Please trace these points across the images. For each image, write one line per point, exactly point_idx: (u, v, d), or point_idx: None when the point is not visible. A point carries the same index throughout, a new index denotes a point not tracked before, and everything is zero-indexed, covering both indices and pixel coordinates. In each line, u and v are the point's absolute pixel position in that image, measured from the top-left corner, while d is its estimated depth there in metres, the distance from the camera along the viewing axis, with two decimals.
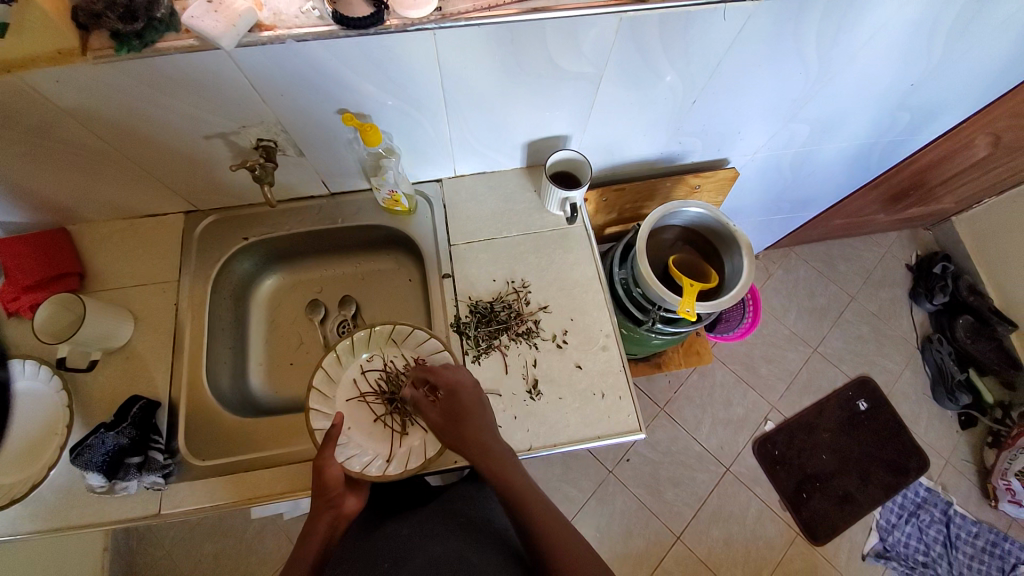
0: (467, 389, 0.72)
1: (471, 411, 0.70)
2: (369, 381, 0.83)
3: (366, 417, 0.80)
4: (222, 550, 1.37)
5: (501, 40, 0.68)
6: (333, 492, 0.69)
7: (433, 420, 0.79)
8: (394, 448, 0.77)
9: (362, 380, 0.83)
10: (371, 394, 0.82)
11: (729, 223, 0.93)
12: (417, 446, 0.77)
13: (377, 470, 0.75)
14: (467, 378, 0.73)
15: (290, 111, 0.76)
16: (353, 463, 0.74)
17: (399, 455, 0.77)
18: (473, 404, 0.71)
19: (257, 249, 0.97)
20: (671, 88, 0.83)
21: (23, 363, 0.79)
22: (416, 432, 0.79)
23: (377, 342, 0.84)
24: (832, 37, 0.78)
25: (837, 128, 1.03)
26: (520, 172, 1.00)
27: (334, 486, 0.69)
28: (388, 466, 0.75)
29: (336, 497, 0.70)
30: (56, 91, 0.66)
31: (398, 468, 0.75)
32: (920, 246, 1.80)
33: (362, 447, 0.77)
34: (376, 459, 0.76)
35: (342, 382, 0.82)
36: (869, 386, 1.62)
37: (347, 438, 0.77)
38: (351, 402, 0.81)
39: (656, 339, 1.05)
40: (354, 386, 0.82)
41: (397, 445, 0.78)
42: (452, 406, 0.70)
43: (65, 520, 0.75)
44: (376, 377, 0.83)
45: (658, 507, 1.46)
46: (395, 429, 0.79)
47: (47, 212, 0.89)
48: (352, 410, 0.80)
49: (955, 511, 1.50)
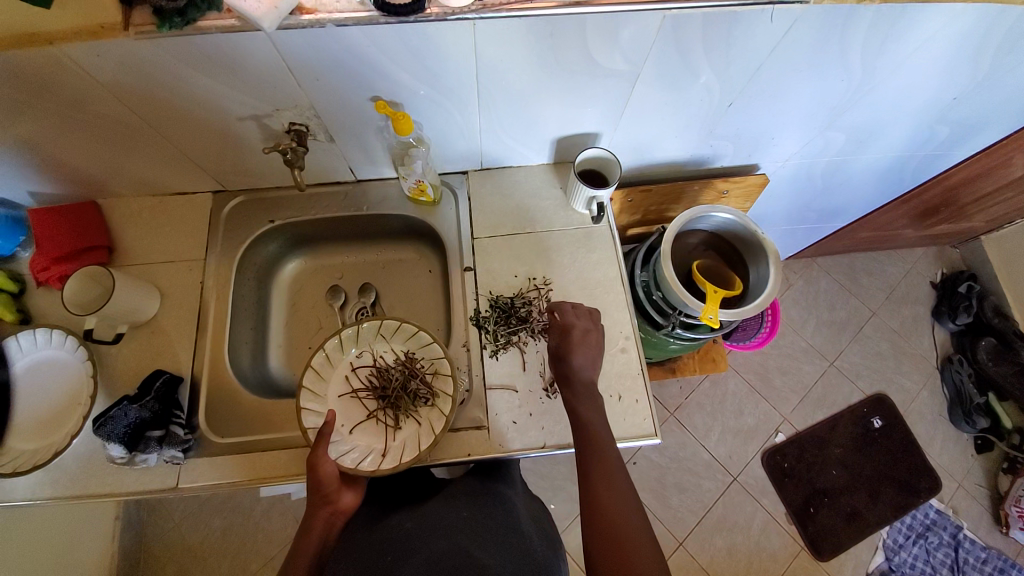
0: (578, 330, 0.78)
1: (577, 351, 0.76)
2: (360, 377, 0.83)
3: (358, 413, 0.81)
4: (229, 526, 1.40)
5: (540, 33, 0.67)
6: (328, 488, 0.71)
7: (425, 413, 0.79)
8: (388, 441, 0.78)
9: (353, 376, 0.83)
10: (363, 390, 0.82)
11: (757, 231, 0.91)
12: (410, 438, 0.77)
13: (371, 464, 0.75)
14: (581, 321, 0.79)
15: (324, 95, 0.75)
16: (345, 459, 0.75)
17: (393, 448, 0.77)
18: (581, 344, 0.76)
19: (283, 231, 0.98)
20: (706, 89, 0.81)
21: (48, 331, 0.80)
22: (409, 425, 0.79)
23: (366, 338, 0.85)
24: (878, 46, 0.75)
25: (873, 139, 1.00)
26: (546, 168, 0.99)
27: (328, 483, 0.71)
28: (383, 460, 0.75)
29: (332, 493, 0.71)
30: (97, 65, 0.66)
31: (392, 460, 0.75)
32: (946, 264, 1.76)
33: (354, 443, 0.78)
34: (369, 454, 0.77)
35: (333, 378, 0.82)
36: (886, 404, 1.59)
37: (340, 436, 0.78)
38: (343, 398, 0.81)
39: (674, 344, 1.04)
40: (345, 382, 0.82)
41: (391, 439, 0.78)
42: (563, 341, 0.77)
43: (84, 488, 0.76)
44: (366, 373, 0.84)
45: (662, 512, 1.45)
46: (388, 424, 0.80)
47: (79, 185, 0.90)
48: (344, 406, 0.81)
49: (965, 535, 1.47)
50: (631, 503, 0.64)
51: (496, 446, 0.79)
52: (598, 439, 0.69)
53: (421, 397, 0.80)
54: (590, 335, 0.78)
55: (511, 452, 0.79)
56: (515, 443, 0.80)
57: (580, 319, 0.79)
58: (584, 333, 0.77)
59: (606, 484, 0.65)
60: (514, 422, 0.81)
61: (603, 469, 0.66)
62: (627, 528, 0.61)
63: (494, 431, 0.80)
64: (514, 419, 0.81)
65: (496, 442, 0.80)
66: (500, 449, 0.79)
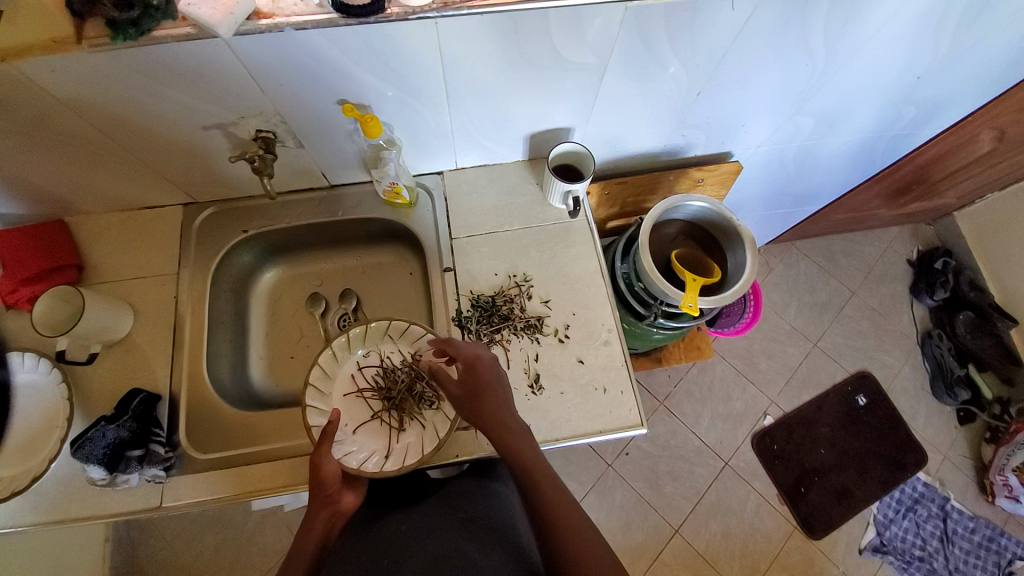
0: (487, 362, 0.72)
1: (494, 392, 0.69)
2: (366, 376, 0.82)
3: (363, 413, 0.80)
4: (223, 541, 1.38)
5: (503, 29, 0.67)
6: (331, 488, 0.69)
7: (430, 415, 0.79)
8: (392, 444, 0.77)
9: (359, 375, 0.82)
10: (368, 390, 0.81)
11: (732, 218, 0.92)
12: (413, 442, 0.77)
13: (373, 466, 0.75)
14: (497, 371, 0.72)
15: (290, 100, 0.74)
16: (350, 459, 0.74)
17: (397, 450, 0.77)
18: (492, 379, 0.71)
19: (256, 242, 0.96)
20: (675, 79, 0.82)
21: (20, 355, 0.78)
22: (414, 428, 0.79)
23: (373, 338, 0.84)
24: (839, 29, 0.76)
25: (842, 121, 1.02)
26: (521, 165, 0.99)
27: (331, 482, 0.69)
28: (386, 462, 0.75)
29: (334, 494, 0.69)
30: (52, 80, 0.65)
31: (395, 464, 0.75)
32: (921, 241, 1.80)
33: (359, 443, 0.77)
34: (374, 455, 0.76)
35: (339, 378, 0.81)
36: (869, 381, 1.62)
37: (344, 435, 0.77)
38: (348, 398, 0.80)
39: (658, 333, 1.05)
40: (351, 382, 0.81)
41: (394, 441, 0.78)
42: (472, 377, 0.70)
43: (65, 512, 0.75)
44: (372, 373, 0.83)
45: (657, 500, 1.47)
46: (392, 425, 0.79)
47: (44, 204, 0.88)
48: (349, 406, 0.80)
49: (952, 506, 1.50)
50: (578, 510, 0.64)
51: (486, 445, 0.79)
52: (531, 460, 0.65)
53: (427, 400, 0.80)
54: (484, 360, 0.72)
55: (499, 450, 0.79)
56: None
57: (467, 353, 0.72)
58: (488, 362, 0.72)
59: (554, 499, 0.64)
60: None
61: (547, 485, 0.64)
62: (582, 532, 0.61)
63: (482, 430, 0.80)
64: None
65: (485, 441, 0.79)
66: (487, 449, 0.79)
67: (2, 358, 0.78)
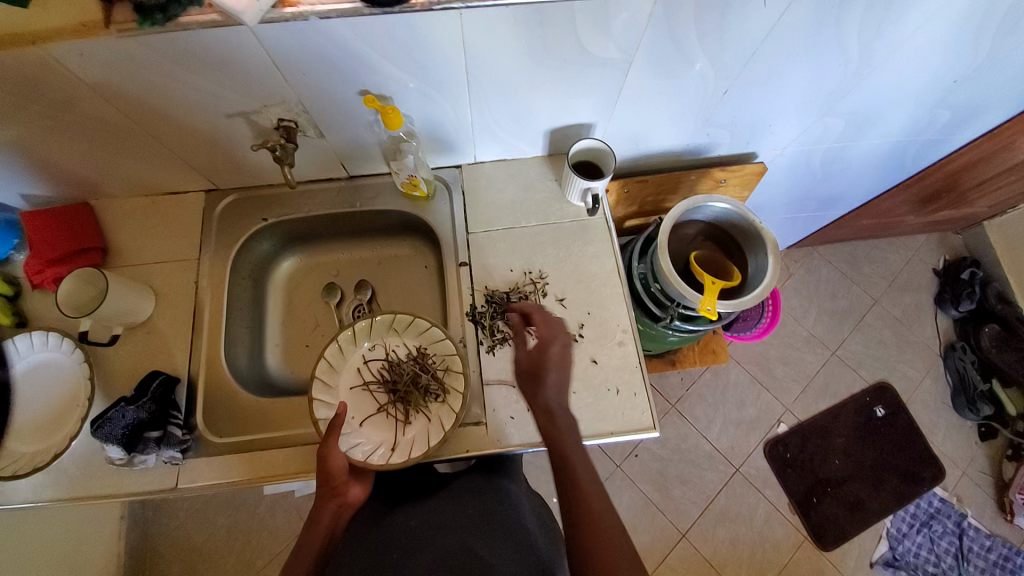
0: (557, 349, 0.75)
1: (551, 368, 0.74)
2: (371, 370, 0.82)
3: (369, 406, 0.80)
4: (234, 525, 1.40)
5: (530, 21, 0.66)
6: (337, 480, 0.69)
7: (435, 408, 0.79)
8: (398, 436, 0.78)
9: (364, 369, 0.82)
10: (374, 383, 0.81)
11: (755, 220, 0.90)
12: (419, 434, 0.77)
13: (381, 458, 0.75)
14: (559, 333, 0.77)
15: (312, 91, 0.75)
16: (356, 451, 0.74)
17: (402, 443, 0.77)
18: (559, 366, 0.74)
19: (273, 231, 0.97)
20: (701, 76, 0.80)
21: (45, 335, 0.80)
22: (419, 421, 0.79)
23: (378, 332, 0.84)
24: (875, 28, 0.74)
25: (873, 124, 0.99)
26: (541, 161, 0.98)
27: (338, 475, 0.68)
28: (392, 454, 0.75)
29: (341, 485, 0.69)
30: (82, 65, 0.66)
31: (401, 456, 0.75)
32: (948, 251, 1.75)
33: (365, 436, 0.77)
34: (379, 447, 0.76)
35: (345, 370, 0.81)
36: (888, 392, 1.59)
37: (350, 428, 0.77)
38: (354, 391, 0.81)
39: (673, 336, 1.04)
40: (357, 374, 0.82)
41: (401, 434, 0.78)
42: (537, 357, 0.75)
43: (84, 490, 0.76)
44: (378, 366, 0.83)
45: (664, 503, 1.45)
46: (398, 418, 0.79)
47: (72, 186, 0.90)
48: (356, 399, 0.80)
49: (969, 523, 1.46)
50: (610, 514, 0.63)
51: (495, 442, 0.79)
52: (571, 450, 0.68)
53: (431, 392, 0.80)
54: (565, 354, 0.76)
55: (509, 447, 0.79)
56: (513, 439, 0.79)
57: (557, 336, 0.77)
58: (562, 352, 0.75)
59: (587, 487, 0.65)
60: (512, 417, 0.80)
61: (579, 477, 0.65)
62: (605, 522, 0.62)
63: (493, 426, 0.80)
64: (511, 414, 0.80)
65: (494, 438, 0.79)
66: (499, 445, 0.79)
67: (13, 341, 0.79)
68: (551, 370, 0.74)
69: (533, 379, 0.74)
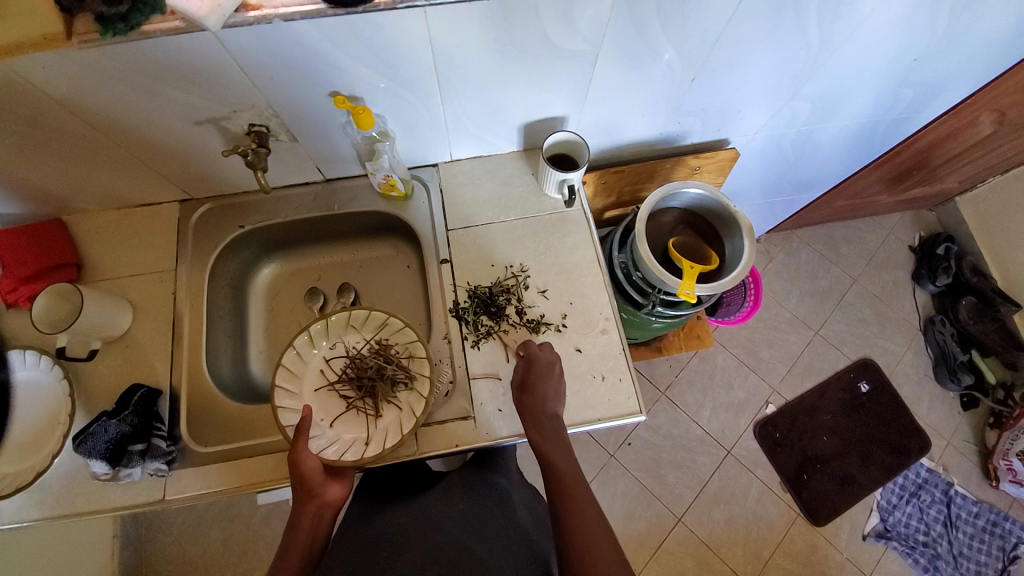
0: (543, 359, 0.78)
1: (539, 383, 0.76)
2: (334, 369, 0.82)
3: (338, 406, 0.80)
4: (230, 537, 1.39)
5: (494, 17, 0.67)
6: (313, 482, 0.68)
7: (405, 396, 0.79)
8: (370, 429, 0.77)
9: (327, 369, 0.82)
10: (339, 381, 0.81)
11: (729, 205, 0.92)
12: (392, 424, 0.77)
13: (355, 454, 0.74)
14: (546, 351, 0.79)
15: (284, 94, 0.75)
16: (327, 452, 0.73)
17: (376, 436, 0.76)
18: (544, 377, 0.76)
19: (254, 237, 0.96)
20: (669, 65, 0.81)
21: (22, 353, 0.79)
22: (390, 411, 0.78)
23: (336, 330, 0.83)
24: (833, 11, 0.76)
25: (840, 106, 1.01)
26: (517, 155, 0.99)
27: (312, 477, 0.68)
28: (366, 448, 0.75)
29: (318, 487, 0.68)
30: (44, 77, 0.65)
31: (375, 448, 0.75)
32: (923, 227, 1.79)
33: (336, 435, 0.77)
34: (353, 444, 0.76)
35: (307, 374, 0.81)
36: (871, 367, 1.62)
37: (320, 430, 0.77)
38: (320, 392, 0.80)
39: (657, 322, 1.05)
40: (320, 376, 0.81)
41: (373, 427, 0.78)
42: (525, 373, 0.78)
43: (71, 507, 0.76)
44: (341, 364, 0.82)
45: (660, 489, 1.47)
46: (368, 412, 0.79)
47: (41, 202, 0.88)
48: (322, 401, 0.80)
49: (956, 491, 1.50)
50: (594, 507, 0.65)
51: (484, 435, 0.80)
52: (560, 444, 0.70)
53: (399, 381, 0.80)
54: (554, 367, 0.78)
55: (499, 439, 0.79)
56: (503, 430, 0.80)
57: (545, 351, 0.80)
58: (548, 364, 0.78)
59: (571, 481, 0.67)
60: (500, 410, 0.81)
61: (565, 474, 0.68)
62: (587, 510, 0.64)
63: (481, 420, 0.80)
64: (499, 407, 0.81)
65: (483, 431, 0.80)
66: (488, 437, 0.80)
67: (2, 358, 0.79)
68: (536, 381, 0.76)
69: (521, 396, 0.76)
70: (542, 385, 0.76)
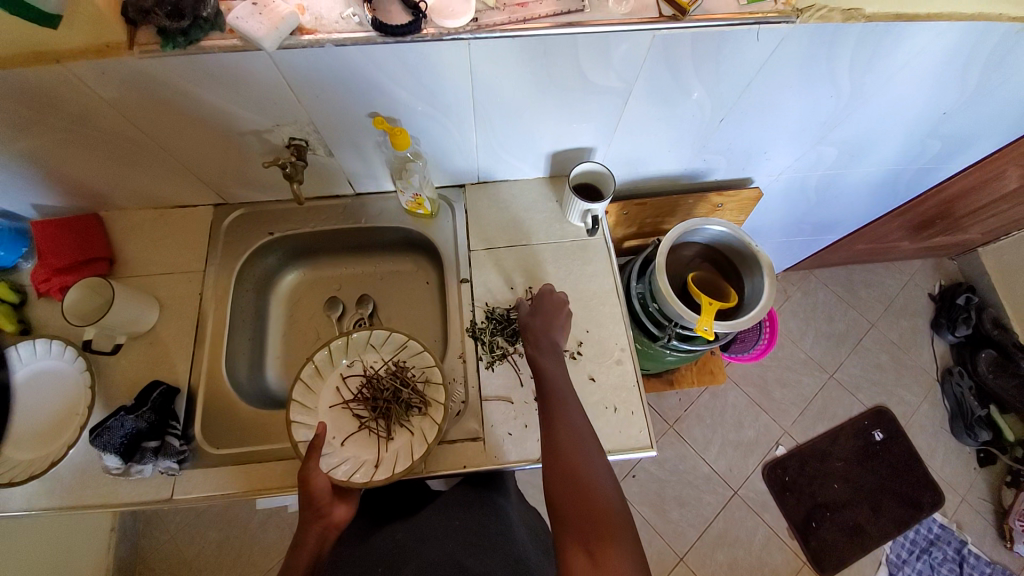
0: (556, 296, 0.83)
1: (552, 314, 0.81)
2: (350, 388, 0.82)
3: (350, 425, 0.80)
4: (225, 540, 1.38)
5: (534, 51, 0.69)
6: (321, 501, 0.68)
7: (417, 421, 0.79)
8: (380, 452, 0.77)
9: (343, 387, 0.82)
10: (354, 400, 0.81)
11: (751, 244, 0.92)
12: (402, 448, 0.77)
13: (363, 476, 0.74)
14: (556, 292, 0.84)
15: (326, 112, 0.78)
16: (337, 472, 0.73)
17: (386, 459, 0.77)
18: (556, 311, 0.81)
19: (280, 245, 0.99)
20: (698, 105, 0.83)
21: (48, 342, 0.81)
22: (402, 435, 0.79)
23: (356, 348, 0.84)
24: (864, 64, 0.77)
25: (866, 153, 1.02)
26: (542, 182, 1.01)
27: (321, 496, 0.68)
28: (375, 471, 0.75)
29: (325, 507, 0.68)
30: (102, 82, 0.68)
31: (384, 472, 0.74)
32: (943, 276, 1.77)
33: (345, 455, 0.77)
34: (362, 465, 0.76)
35: (323, 391, 0.81)
36: (886, 416, 1.58)
37: (331, 448, 0.77)
38: (334, 410, 0.80)
39: (671, 355, 1.04)
40: (336, 394, 0.81)
41: (383, 450, 0.78)
42: (541, 306, 0.82)
43: (79, 499, 0.76)
44: (357, 383, 0.83)
45: (662, 526, 1.44)
46: (380, 435, 0.79)
47: (83, 198, 0.92)
48: (335, 417, 0.80)
49: (969, 551, 1.45)
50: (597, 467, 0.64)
51: (491, 459, 0.79)
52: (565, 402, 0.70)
53: (413, 406, 0.80)
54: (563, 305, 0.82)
55: (507, 464, 0.79)
56: (511, 455, 0.79)
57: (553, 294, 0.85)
58: (562, 301, 0.83)
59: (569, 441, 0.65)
60: (510, 433, 0.81)
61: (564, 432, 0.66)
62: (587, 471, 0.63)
63: (490, 442, 0.80)
64: (509, 431, 0.81)
65: (491, 454, 0.79)
66: (496, 461, 0.79)
67: (21, 345, 0.81)
68: (550, 313, 0.81)
69: (534, 322, 0.80)
70: (553, 317, 0.81)
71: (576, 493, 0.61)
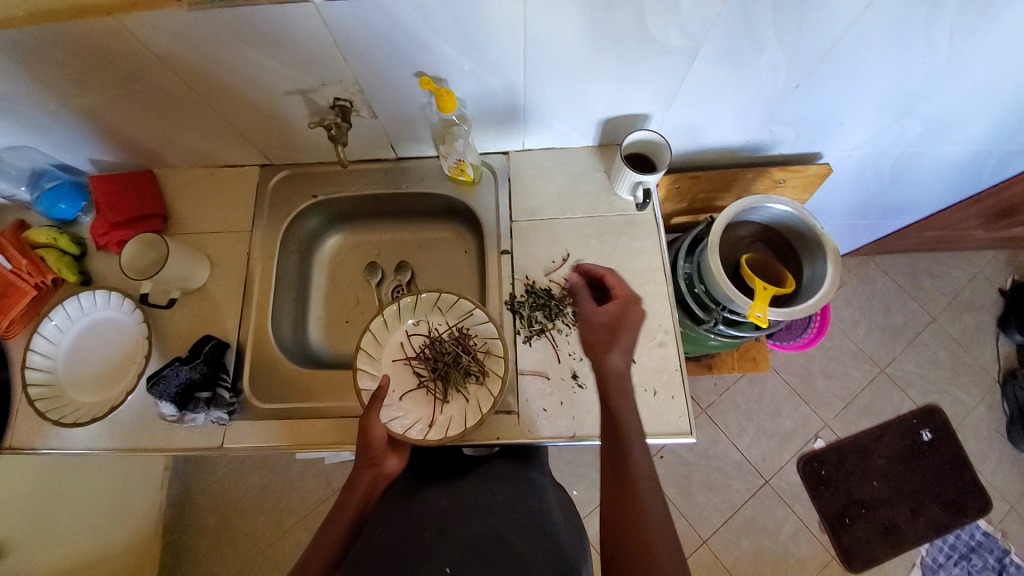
0: (629, 311, 0.71)
1: (621, 331, 0.70)
2: (414, 345, 0.84)
3: (409, 380, 0.82)
4: (267, 484, 1.47)
5: (592, 5, 0.64)
6: (375, 451, 0.72)
7: (473, 390, 0.80)
8: (435, 413, 0.79)
9: (407, 344, 0.84)
10: (416, 358, 0.82)
11: (817, 226, 0.85)
12: (456, 414, 0.78)
13: (418, 433, 0.76)
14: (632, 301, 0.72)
15: (372, 72, 0.75)
16: (396, 424, 0.76)
17: (440, 421, 0.78)
18: (627, 326, 0.70)
19: (321, 208, 0.99)
20: (770, 67, 0.75)
21: (107, 293, 0.85)
22: (457, 401, 0.80)
23: (422, 309, 0.85)
24: (971, 22, 0.68)
25: (949, 131, 0.92)
26: (591, 151, 0.96)
27: (376, 446, 0.71)
28: (430, 431, 0.76)
29: (378, 456, 0.73)
30: (153, 36, 0.68)
31: (438, 433, 0.76)
32: (1018, 270, 1.61)
33: (404, 410, 0.79)
34: (418, 422, 0.78)
35: (388, 344, 0.83)
36: (937, 416, 1.49)
37: (391, 401, 0.79)
38: (397, 363, 0.82)
39: (714, 340, 1.00)
40: (400, 348, 0.83)
41: (438, 412, 0.79)
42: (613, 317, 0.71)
43: (138, 442, 0.81)
44: (420, 342, 0.84)
45: (688, 508, 1.43)
46: (436, 396, 0.80)
47: (137, 153, 0.94)
48: (397, 371, 0.82)
49: (1010, 560, 1.38)
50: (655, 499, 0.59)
51: (525, 432, 0.79)
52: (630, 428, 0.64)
53: (471, 373, 0.81)
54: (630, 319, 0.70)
55: (539, 439, 0.78)
56: (545, 431, 0.79)
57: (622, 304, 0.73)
58: (633, 317, 0.71)
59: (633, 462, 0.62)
60: (545, 409, 0.80)
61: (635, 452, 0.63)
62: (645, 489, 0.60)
63: (524, 417, 0.80)
64: (544, 406, 0.80)
65: (525, 428, 0.79)
66: (529, 435, 0.79)
67: (82, 295, 0.85)
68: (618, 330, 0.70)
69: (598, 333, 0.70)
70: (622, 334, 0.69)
71: (624, 510, 0.59)
